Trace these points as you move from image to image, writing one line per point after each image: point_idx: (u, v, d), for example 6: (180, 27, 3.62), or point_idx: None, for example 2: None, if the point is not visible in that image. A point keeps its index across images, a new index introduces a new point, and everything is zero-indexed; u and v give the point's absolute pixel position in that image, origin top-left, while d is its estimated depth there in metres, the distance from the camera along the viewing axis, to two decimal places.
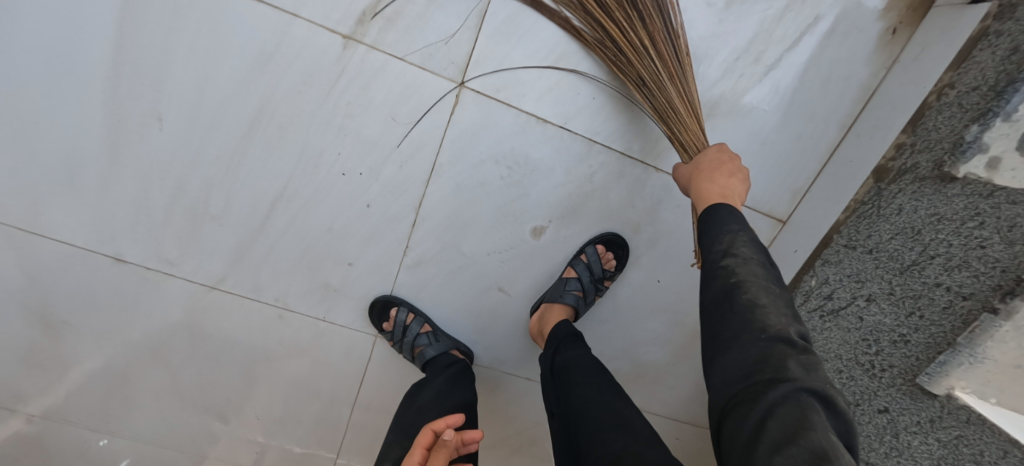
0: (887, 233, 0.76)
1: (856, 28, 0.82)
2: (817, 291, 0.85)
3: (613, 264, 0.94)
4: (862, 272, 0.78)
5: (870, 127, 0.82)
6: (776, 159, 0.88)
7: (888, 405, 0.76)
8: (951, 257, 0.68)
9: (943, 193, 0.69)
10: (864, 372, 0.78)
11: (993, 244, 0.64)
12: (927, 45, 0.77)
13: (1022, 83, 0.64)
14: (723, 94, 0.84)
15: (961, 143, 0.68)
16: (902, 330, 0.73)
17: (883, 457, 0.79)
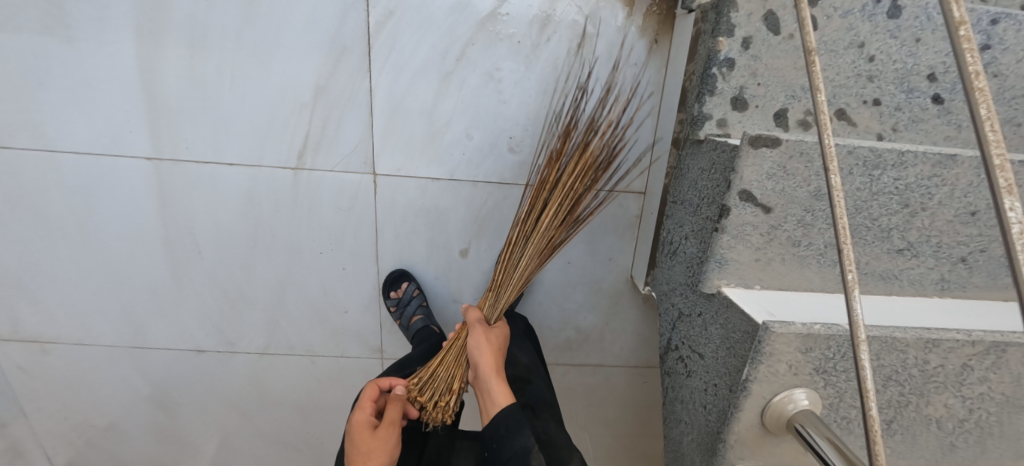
0: (688, 187, 1.02)
1: (632, 45, 1.10)
2: (666, 240, 1.11)
3: None
4: (682, 219, 1.03)
5: (666, 111, 1.11)
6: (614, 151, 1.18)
7: (696, 316, 0.96)
8: (709, 194, 0.91)
9: (700, 151, 0.96)
10: (686, 293, 1.00)
11: (719, 179, 0.87)
12: (678, 45, 1.05)
13: (712, 68, 0.90)
14: (554, 121, 1.15)
15: (695, 117, 0.94)
16: (696, 255, 0.95)
17: (693, 358, 0.96)
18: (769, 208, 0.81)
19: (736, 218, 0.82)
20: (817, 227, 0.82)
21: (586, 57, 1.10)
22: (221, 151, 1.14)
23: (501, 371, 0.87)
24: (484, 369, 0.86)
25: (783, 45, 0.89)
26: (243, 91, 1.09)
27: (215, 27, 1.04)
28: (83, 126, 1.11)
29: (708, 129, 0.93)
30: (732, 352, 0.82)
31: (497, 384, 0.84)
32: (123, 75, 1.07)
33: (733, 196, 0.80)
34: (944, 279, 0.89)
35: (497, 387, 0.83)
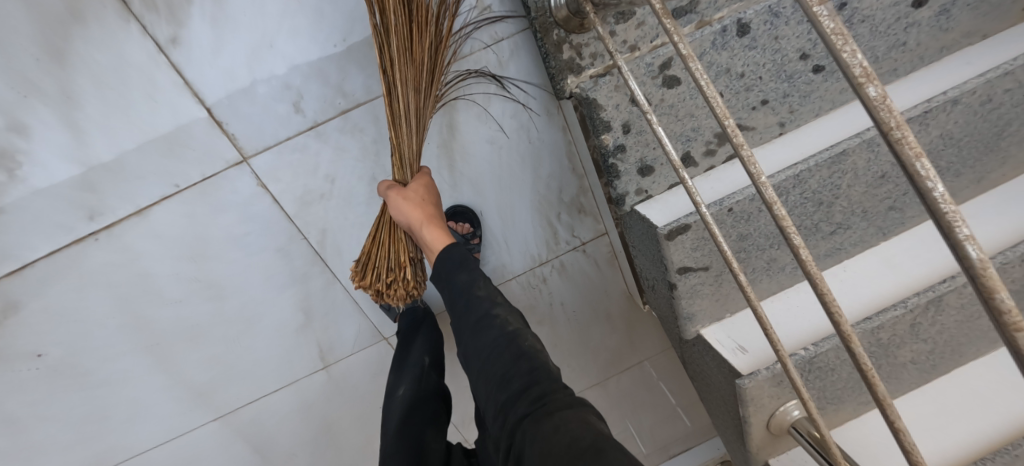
0: (634, 239, 1.11)
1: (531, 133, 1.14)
2: (639, 276, 1.22)
3: None
4: (643, 265, 1.14)
5: (588, 172, 1.17)
6: (563, 218, 1.26)
7: (689, 346, 1.07)
8: (651, 255, 1.02)
9: (628, 217, 1.05)
10: (672, 327, 1.12)
11: (653, 249, 0.97)
12: (570, 119, 1.10)
13: (608, 157, 0.96)
14: (502, 222, 1.24)
15: (614, 197, 1.02)
16: (665, 300, 1.07)
17: (705, 380, 1.09)
18: (708, 267, 0.91)
19: (686, 286, 0.92)
20: (753, 256, 0.93)
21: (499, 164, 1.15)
22: (263, 389, 1.29)
23: (434, 216, 0.87)
24: (423, 223, 0.86)
25: (658, 109, 0.93)
26: (249, 342, 1.23)
27: (201, 313, 1.17)
28: (150, 428, 1.29)
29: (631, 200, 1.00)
30: (726, 388, 0.94)
31: (430, 231, 0.86)
32: (157, 379, 1.23)
33: (674, 274, 0.91)
34: (883, 227, 0.98)
35: (430, 235, 0.86)
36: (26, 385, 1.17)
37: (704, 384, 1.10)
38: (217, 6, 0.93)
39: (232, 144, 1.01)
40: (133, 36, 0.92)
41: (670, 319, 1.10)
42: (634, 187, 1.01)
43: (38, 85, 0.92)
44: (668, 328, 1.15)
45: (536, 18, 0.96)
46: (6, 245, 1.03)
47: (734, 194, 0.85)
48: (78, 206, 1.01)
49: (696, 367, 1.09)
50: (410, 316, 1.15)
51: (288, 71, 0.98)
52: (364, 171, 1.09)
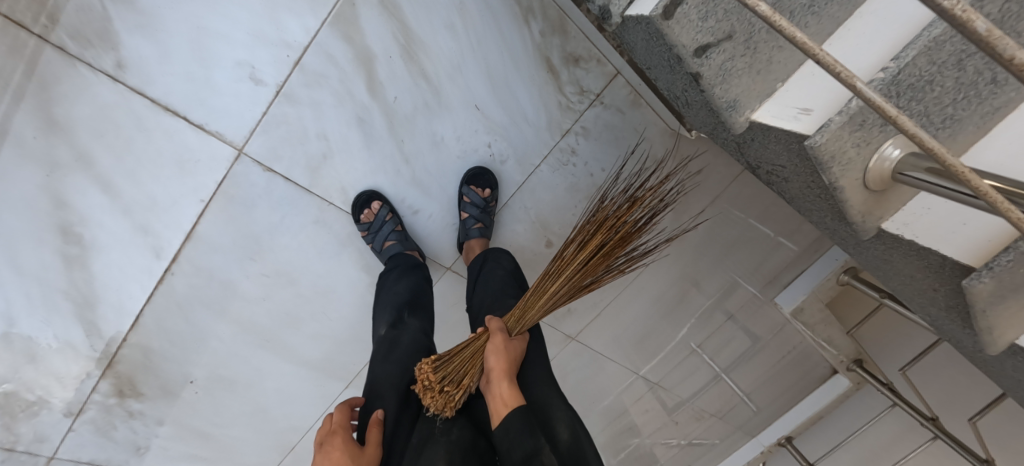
0: (645, 59, 0.96)
1: None
2: (674, 102, 1.05)
3: (484, 190, 1.14)
4: (667, 86, 0.98)
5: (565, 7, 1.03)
6: (564, 73, 1.14)
7: (749, 147, 0.90)
8: (665, 61, 0.86)
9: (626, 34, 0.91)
10: (729, 138, 0.94)
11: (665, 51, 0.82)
12: None
13: None
14: (503, 106, 1.14)
15: (600, 16, 0.90)
16: (703, 109, 0.91)
17: (788, 180, 0.88)
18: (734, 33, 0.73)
19: (710, 70, 0.77)
20: None
21: (467, 46, 1.07)
22: (370, 351, 1.40)
23: (513, 371, 0.77)
24: (496, 376, 0.75)
25: None
26: (337, 314, 1.32)
27: (286, 301, 1.27)
28: (301, 412, 1.47)
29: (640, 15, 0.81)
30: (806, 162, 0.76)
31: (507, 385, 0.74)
32: (285, 367, 1.39)
33: (691, 60, 0.77)
34: None
35: (505, 389, 0.73)
36: (196, 406, 1.38)
37: (790, 185, 0.89)
38: (135, 13, 0.91)
39: (222, 140, 1.02)
40: (88, 77, 0.93)
41: (719, 129, 0.93)
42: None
43: (48, 159, 0.99)
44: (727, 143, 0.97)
45: None
46: (116, 303, 1.18)
47: None
48: (145, 250, 1.12)
49: (772, 170, 0.91)
50: (398, 259, 1.14)
51: (230, 45, 0.95)
52: (347, 115, 1.05)
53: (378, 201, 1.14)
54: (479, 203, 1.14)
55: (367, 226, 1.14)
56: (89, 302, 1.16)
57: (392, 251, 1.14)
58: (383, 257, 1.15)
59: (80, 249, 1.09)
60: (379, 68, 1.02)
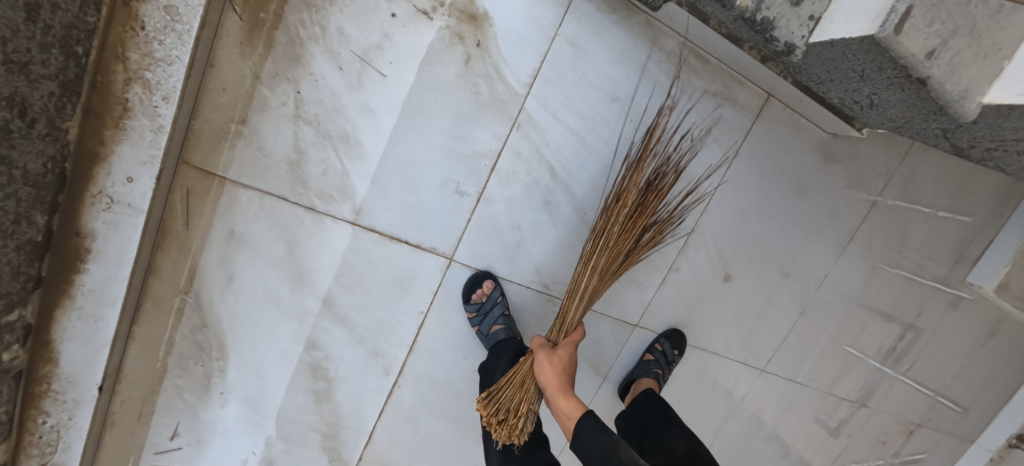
0: (766, 41, 0.91)
1: (647, 65, 1.06)
2: (798, 75, 1.01)
3: (678, 349, 1.28)
4: (807, 61, 0.93)
5: (721, 55, 1.06)
6: (722, 114, 1.14)
7: (882, 94, 0.93)
8: (784, 30, 0.87)
9: (732, 22, 0.91)
10: (882, 87, 0.91)
11: (783, 16, 0.86)
12: (678, 25, 1.02)
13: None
14: None
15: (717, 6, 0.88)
16: (861, 73, 0.90)
17: (963, 125, 0.89)
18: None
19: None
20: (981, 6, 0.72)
21: (634, 111, 1.09)
22: None
23: (567, 385, 0.85)
24: (554, 393, 0.84)
25: None
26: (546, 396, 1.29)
27: None
28: None
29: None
30: (929, 105, 0.88)
31: (563, 400, 0.82)
32: None
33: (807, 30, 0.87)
34: None
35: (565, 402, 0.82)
36: None
37: (954, 134, 0.93)
38: (361, 162, 0.97)
39: (435, 253, 1.07)
40: (311, 229, 1.00)
41: (873, 78, 0.89)
42: None
43: (284, 306, 1.05)
44: (871, 98, 0.96)
45: None
46: (354, 428, 1.20)
47: None
48: (376, 370, 1.16)
49: (934, 119, 0.92)
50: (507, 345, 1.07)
51: (434, 169, 1.01)
52: (534, 202, 1.09)
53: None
54: (667, 359, 1.27)
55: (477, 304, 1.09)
56: (333, 430, 1.19)
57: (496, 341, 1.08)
58: (487, 341, 1.11)
59: (327, 378, 1.14)
60: (557, 150, 1.06)
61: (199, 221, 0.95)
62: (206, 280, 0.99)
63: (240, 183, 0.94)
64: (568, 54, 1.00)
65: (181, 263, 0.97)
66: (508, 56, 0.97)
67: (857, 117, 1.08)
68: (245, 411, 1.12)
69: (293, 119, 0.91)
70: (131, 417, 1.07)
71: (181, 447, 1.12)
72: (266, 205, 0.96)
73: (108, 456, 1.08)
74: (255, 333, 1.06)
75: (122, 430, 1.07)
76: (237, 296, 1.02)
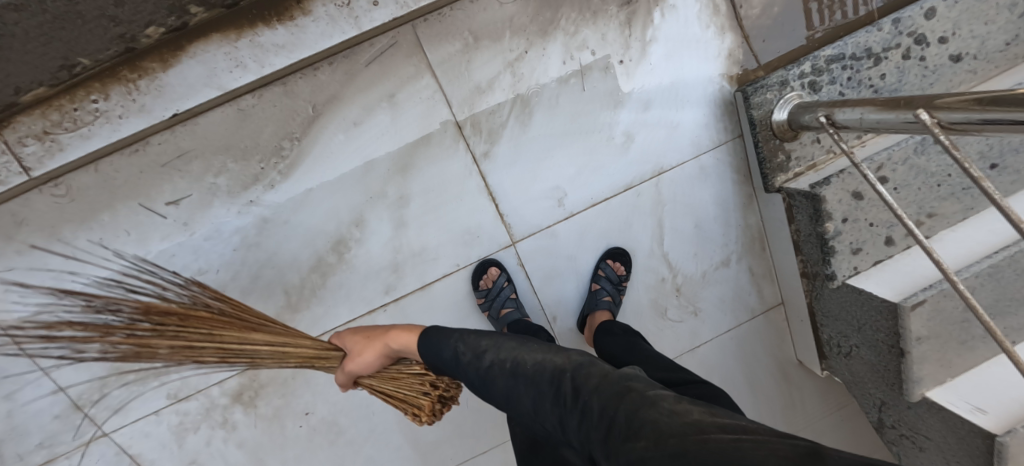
0: (817, 261, 1.21)
1: (730, 222, 1.34)
2: (815, 300, 1.31)
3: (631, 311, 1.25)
4: (833, 293, 1.23)
5: (776, 251, 1.35)
6: (747, 291, 1.41)
7: (861, 348, 1.23)
8: (836, 260, 1.16)
9: (807, 234, 1.20)
10: (866, 345, 1.21)
11: (841, 251, 1.15)
12: (762, 213, 1.33)
13: (785, 188, 1.20)
14: (699, 293, 1.38)
15: (810, 217, 1.16)
16: (861, 326, 1.19)
17: (902, 406, 1.17)
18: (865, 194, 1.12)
19: (829, 194, 1.11)
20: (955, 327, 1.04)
21: (701, 243, 1.33)
22: (473, 449, 1.39)
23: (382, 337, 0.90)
24: (378, 343, 0.90)
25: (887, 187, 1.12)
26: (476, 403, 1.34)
27: None
28: None
29: (837, 223, 1.12)
30: (886, 376, 1.16)
31: (371, 356, 0.91)
32: (395, 436, 1.34)
33: (846, 271, 1.18)
34: None
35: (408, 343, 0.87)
36: (292, 441, 1.28)
37: (890, 409, 1.22)
38: (519, 128, 1.13)
39: (506, 230, 1.19)
40: (444, 143, 1.11)
41: (866, 334, 1.18)
42: (841, 215, 1.13)
43: (369, 178, 1.10)
44: (852, 348, 1.26)
45: (760, 131, 1.18)
46: (320, 317, 1.18)
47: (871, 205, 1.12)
48: (380, 283, 1.18)
49: (882, 390, 1.21)
50: (518, 325, 1.17)
51: (557, 173, 1.18)
52: (598, 250, 1.26)
53: (593, 285, 1.24)
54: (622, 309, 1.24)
55: (485, 295, 1.18)
56: (300, 304, 1.16)
57: (508, 321, 1.18)
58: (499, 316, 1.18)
59: (341, 258, 1.15)
60: (638, 229, 1.27)
61: (378, 70, 1.04)
62: (336, 110, 1.05)
63: (432, 72, 1.06)
64: (693, 175, 1.26)
65: (331, 84, 1.03)
66: (663, 146, 1.22)
67: (830, 356, 1.37)
68: (252, 229, 1.09)
69: (505, 65, 1.08)
70: (155, 157, 1.01)
71: (165, 216, 1.05)
72: (433, 100, 1.08)
73: (103, 175, 1.01)
74: (327, 179, 1.09)
75: (138, 159, 1.01)
76: (345, 141, 1.07)
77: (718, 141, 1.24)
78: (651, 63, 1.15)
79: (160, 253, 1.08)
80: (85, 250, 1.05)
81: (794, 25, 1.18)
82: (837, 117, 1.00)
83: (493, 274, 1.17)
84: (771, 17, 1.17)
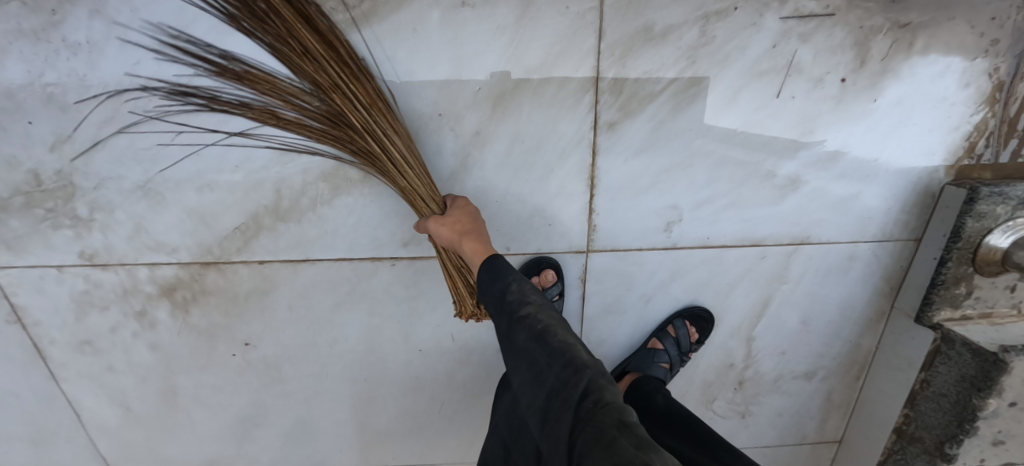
0: (938, 429, 0.93)
1: (843, 332, 1.04)
2: (893, 462, 1.05)
3: (698, 337, 0.95)
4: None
5: (875, 387, 1.06)
6: (813, 415, 1.13)
7: None
8: (966, 444, 0.89)
9: (943, 394, 0.92)
10: None
11: (980, 436, 0.87)
12: (883, 337, 1.03)
13: (942, 328, 0.91)
14: (760, 396, 1.09)
15: (966, 381, 0.86)
16: None
17: None
18: None
19: (1018, 369, 0.80)
20: None
21: (797, 343, 1.03)
22: (423, 451, 1.14)
23: None
24: None
25: None
26: (450, 408, 1.08)
27: (432, 367, 1.03)
28: (294, 446, 1.12)
29: (1001, 405, 0.83)
30: None
31: None
32: (339, 406, 1.07)
33: (970, 459, 0.90)
34: None
35: (470, 245, 0.70)
36: (216, 364, 1.01)
37: None
38: (667, 111, 0.81)
39: (586, 231, 0.89)
40: (565, 88, 0.78)
41: None
42: (1012, 396, 0.83)
43: (449, 90, 0.78)
44: None
45: (958, 247, 0.85)
46: (307, 237, 0.87)
47: None
48: (402, 229, 0.87)
49: None
50: None
51: (680, 191, 0.86)
52: (678, 301, 0.96)
53: (653, 343, 0.95)
54: (679, 350, 0.93)
55: None
56: (289, 212, 0.85)
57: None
58: None
59: (365, 176, 0.83)
60: (737, 297, 0.97)
61: None
62: None
63: None
64: (835, 262, 0.95)
65: None
66: (826, 210, 0.90)
67: None
68: None
69: (694, 19, 0.75)
70: None
71: (156, 21, 0.72)
72: (579, 23, 0.75)
73: None
74: (392, 67, 0.76)
75: None
76: (440, 27, 0.74)
77: (889, 234, 0.93)
78: (873, 101, 0.82)
79: (133, 70, 0.75)
80: (29, 22, 0.72)
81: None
82: None
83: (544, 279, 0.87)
84: None
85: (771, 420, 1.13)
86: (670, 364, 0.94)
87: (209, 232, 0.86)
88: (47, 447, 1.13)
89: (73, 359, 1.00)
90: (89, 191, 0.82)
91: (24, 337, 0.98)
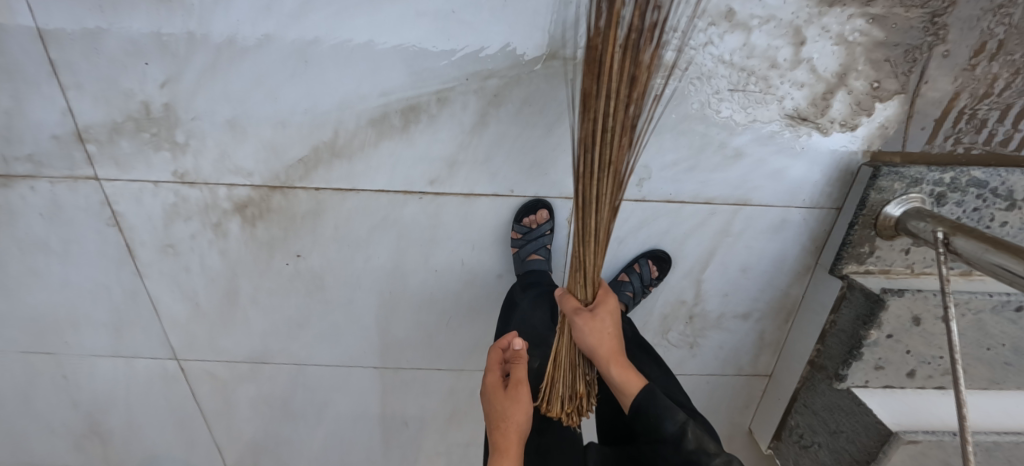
0: (836, 358, 1.19)
1: (776, 282, 1.28)
2: (803, 389, 1.31)
3: (657, 274, 1.20)
4: (826, 392, 1.23)
5: (798, 328, 1.31)
6: (748, 350, 1.39)
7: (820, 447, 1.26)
8: (854, 367, 1.15)
9: (842, 330, 1.17)
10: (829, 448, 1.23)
11: (864, 360, 1.13)
12: (807, 288, 1.28)
13: (847, 279, 1.16)
14: (706, 330, 1.35)
15: (858, 317, 1.11)
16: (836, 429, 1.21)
17: None
18: (923, 322, 1.08)
19: (893, 306, 1.05)
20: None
21: (738, 287, 1.28)
22: (430, 357, 1.40)
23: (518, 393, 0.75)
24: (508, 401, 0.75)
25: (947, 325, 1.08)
26: (455, 321, 1.33)
27: (444, 286, 1.27)
28: (326, 345, 1.38)
29: (880, 334, 1.09)
30: None
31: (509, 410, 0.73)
32: (366, 314, 1.32)
33: (857, 379, 1.16)
34: None
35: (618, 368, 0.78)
36: (271, 271, 1.25)
37: None
38: None
39: (574, 182, 1.12)
40: (567, 65, 1.00)
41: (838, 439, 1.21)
42: (889, 329, 1.09)
43: (475, 61, 1.00)
44: (812, 444, 1.28)
45: (864, 214, 1.10)
46: (354, 171, 1.10)
47: (922, 333, 1.09)
48: (429, 170, 1.10)
49: None
50: (537, 276, 1.13)
51: (650, 155, 1.09)
52: (643, 245, 1.20)
53: (622, 276, 1.19)
54: (642, 282, 1.18)
55: (524, 231, 1.12)
56: (341, 150, 1.08)
57: (531, 268, 1.14)
58: (524, 259, 1.14)
59: (404, 125, 1.05)
60: (691, 245, 1.21)
61: None
62: None
63: None
64: (772, 222, 1.19)
65: None
66: (766, 178, 1.13)
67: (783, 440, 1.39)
68: (333, 51, 0.99)
69: None
70: None
71: None
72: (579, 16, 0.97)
73: None
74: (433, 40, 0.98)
75: None
76: (472, 12, 0.96)
77: (816, 202, 1.16)
78: (809, 93, 1.04)
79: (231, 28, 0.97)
80: None
81: (962, 128, 1.07)
82: (955, 240, 0.92)
83: (539, 217, 1.12)
84: (943, 110, 1.07)
85: (714, 351, 1.39)
86: (633, 294, 1.18)
87: (277, 162, 1.09)
88: (125, 334, 1.39)
89: (157, 259, 1.25)
90: (186, 121, 1.05)
91: (119, 239, 1.22)
